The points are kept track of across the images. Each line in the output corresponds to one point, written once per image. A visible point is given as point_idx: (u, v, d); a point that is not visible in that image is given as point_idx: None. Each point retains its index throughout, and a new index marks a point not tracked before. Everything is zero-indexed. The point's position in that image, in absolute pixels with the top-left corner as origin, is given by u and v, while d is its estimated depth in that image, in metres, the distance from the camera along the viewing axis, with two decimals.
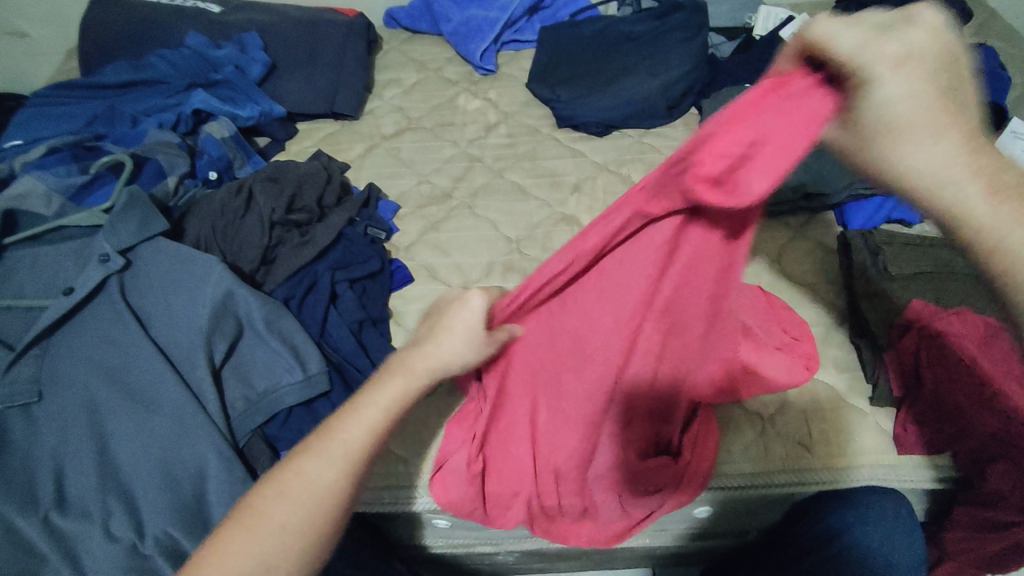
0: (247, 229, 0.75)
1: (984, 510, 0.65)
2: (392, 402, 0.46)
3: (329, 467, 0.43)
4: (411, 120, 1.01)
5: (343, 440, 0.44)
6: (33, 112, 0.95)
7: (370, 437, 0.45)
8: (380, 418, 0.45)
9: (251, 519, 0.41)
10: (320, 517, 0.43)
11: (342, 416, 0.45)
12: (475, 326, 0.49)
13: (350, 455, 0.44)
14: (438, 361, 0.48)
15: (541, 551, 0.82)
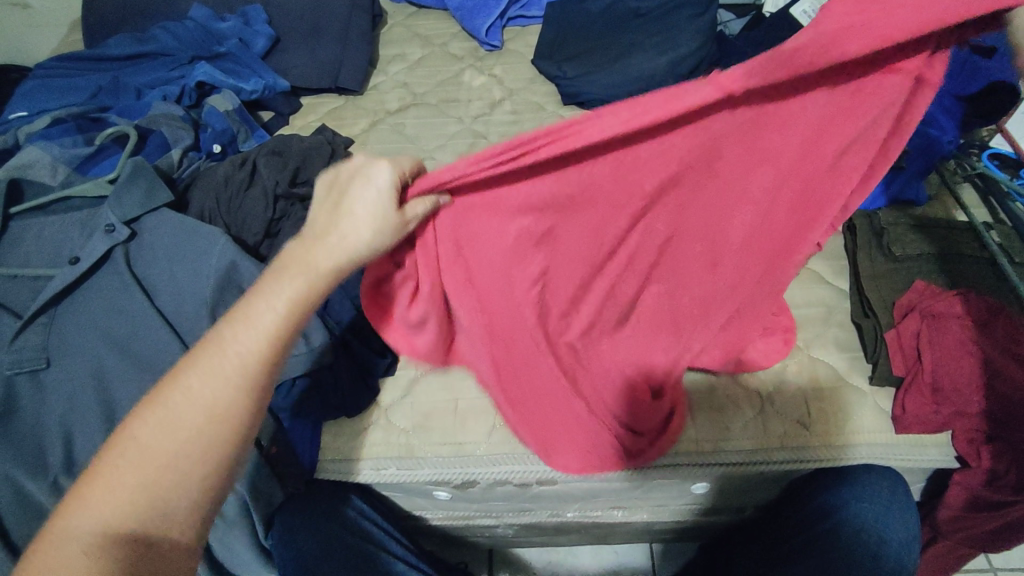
0: (250, 202, 0.75)
1: (979, 490, 0.65)
2: (288, 303, 0.44)
3: (223, 379, 0.42)
4: (415, 96, 1.01)
5: (232, 353, 0.43)
6: (37, 83, 0.95)
7: (263, 345, 0.43)
8: (273, 325, 0.44)
9: (137, 440, 0.40)
10: (217, 429, 0.41)
11: (234, 324, 0.44)
12: (379, 206, 0.46)
13: (243, 362, 0.42)
14: (345, 250, 0.46)
15: (540, 525, 0.84)
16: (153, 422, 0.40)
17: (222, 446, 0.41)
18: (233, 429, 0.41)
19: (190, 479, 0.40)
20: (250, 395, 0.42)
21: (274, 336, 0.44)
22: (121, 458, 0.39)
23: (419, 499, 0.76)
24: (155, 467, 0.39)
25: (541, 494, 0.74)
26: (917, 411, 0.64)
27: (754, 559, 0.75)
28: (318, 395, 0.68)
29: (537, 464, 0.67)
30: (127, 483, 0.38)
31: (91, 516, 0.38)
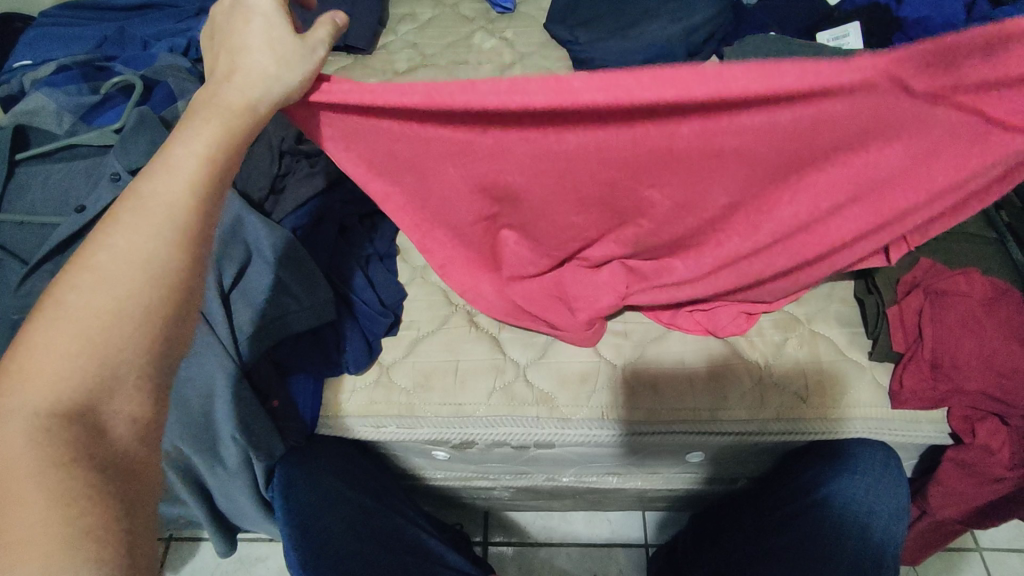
0: (257, 157, 0.74)
1: (974, 467, 0.66)
2: (212, 140, 0.43)
3: (156, 234, 0.39)
4: (424, 57, 0.99)
5: (162, 200, 0.40)
6: (42, 31, 0.93)
7: (193, 189, 0.42)
8: (202, 168, 0.43)
9: (68, 304, 0.36)
10: (159, 285, 0.38)
11: (153, 174, 0.41)
12: (271, 36, 0.46)
13: (174, 213, 0.40)
14: (243, 91, 0.45)
15: (536, 488, 0.85)
16: (85, 284, 0.37)
17: (167, 307, 0.39)
18: (179, 287, 0.39)
19: (139, 342, 0.37)
20: (192, 251, 0.40)
21: (200, 186, 0.42)
22: (51, 325, 0.35)
23: (418, 458, 0.78)
24: (89, 332, 0.36)
25: (539, 457, 0.75)
26: (914, 386, 0.65)
27: (746, 528, 0.77)
28: (318, 349, 0.70)
29: (535, 426, 0.68)
30: (65, 347, 0.35)
31: (30, 390, 0.34)
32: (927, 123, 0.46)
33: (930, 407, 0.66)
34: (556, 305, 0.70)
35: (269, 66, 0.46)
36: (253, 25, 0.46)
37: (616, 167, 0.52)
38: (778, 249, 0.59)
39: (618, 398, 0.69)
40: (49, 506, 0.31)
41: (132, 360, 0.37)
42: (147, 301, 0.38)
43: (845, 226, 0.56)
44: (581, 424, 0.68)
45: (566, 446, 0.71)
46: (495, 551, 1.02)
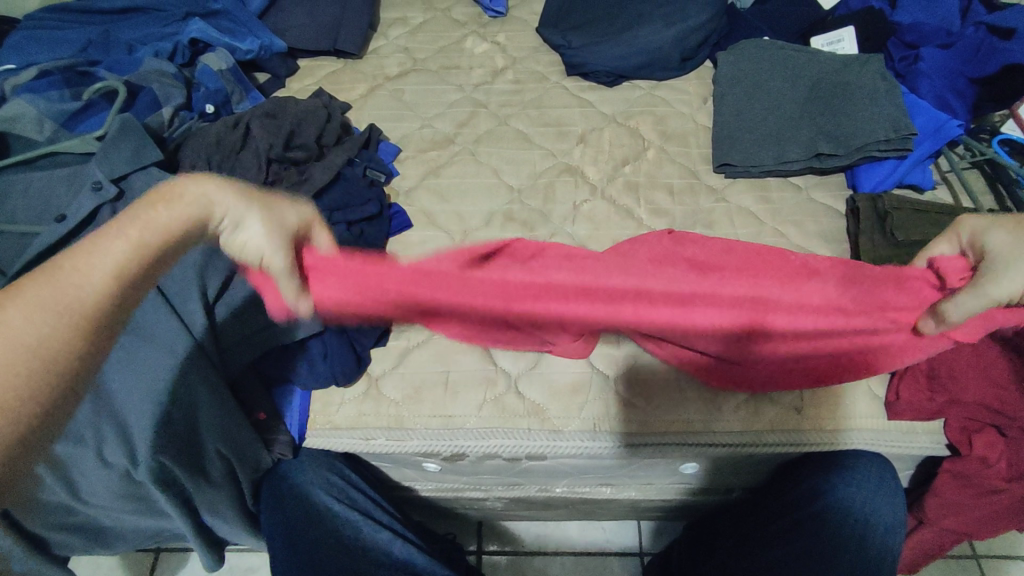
0: (243, 165, 0.75)
1: (971, 478, 0.65)
2: (142, 241, 0.43)
3: (49, 323, 0.38)
4: (415, 62, 0.98)
5: (79, 286, 0.40)
6: (24, 34, 0.91)
7: (113, 277, 0.42)
8: (130, 256, 0.42)
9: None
10: (30, 380, 0.37)
11: (70, 259, 0.41)
12: (277, 222, 0.53)
13: (72, 301, 0.40)
14: (240, 250, 0.52)
15: (529, 499, 0.84)
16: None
17: (33, 405, 0.37)
18: (48, 384, 0.37)
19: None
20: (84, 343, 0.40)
21: (121, 279, 0.42)
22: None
23: (408, 470, 0.76)
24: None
25: (530, 469, 0.74)
26: (904, 392, 0.65)
27: (737, 539, 0.76)
28: (305, 359, 0.69)
29: (526, 438, 0.67)
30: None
31: None
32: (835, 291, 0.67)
33: (925, 418, 0.66)
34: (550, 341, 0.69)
35: (252, 243, 0.52)
36: (287, 209, 0.54)
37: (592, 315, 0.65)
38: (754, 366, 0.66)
39: (612, 408, 0.68)
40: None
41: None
42: (18, 403, 0.36)
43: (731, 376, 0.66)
44: (572, 436, 0.67)
45: (557, 458, 0.70)
46: (488, 560, 1.01)
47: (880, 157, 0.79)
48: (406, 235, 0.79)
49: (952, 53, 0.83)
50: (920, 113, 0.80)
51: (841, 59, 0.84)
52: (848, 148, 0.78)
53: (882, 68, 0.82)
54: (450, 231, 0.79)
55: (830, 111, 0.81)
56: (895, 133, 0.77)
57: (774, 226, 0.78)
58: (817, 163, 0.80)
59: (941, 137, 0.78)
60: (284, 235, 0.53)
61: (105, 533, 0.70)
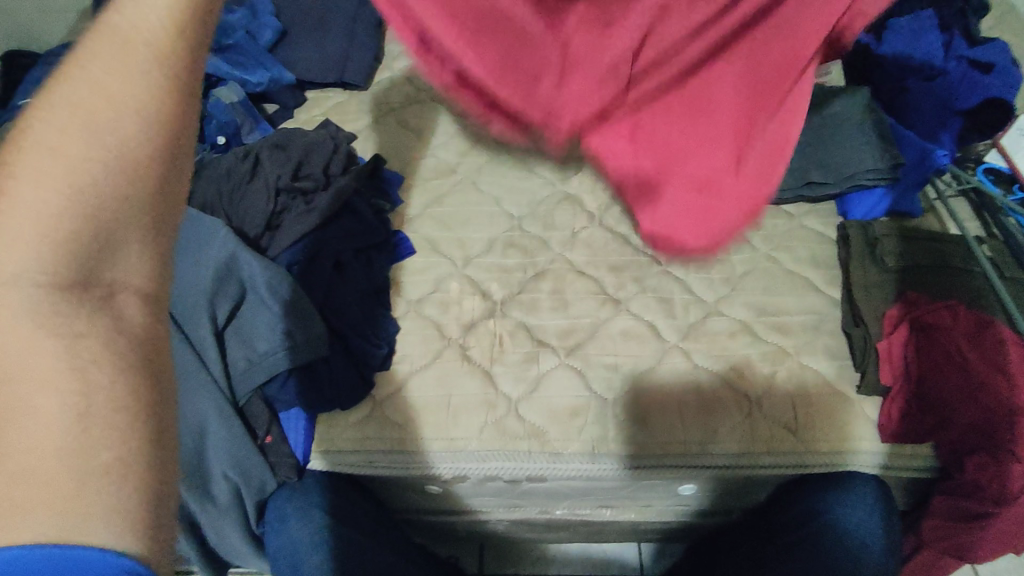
0: (253, 195, 0.77)
1: (962, 500, 0.66)
2: (173, 1, 0.32)
3: (123, 84, 0.31)
4: (419, 92, 1.02)
5: (141, 36, 0.32)
6: (47, 69, 0.95)
7: (170, 31, 0.32)
8: (176, 8, 0.32)
9: (24, 180, 0.29)
10: (125, 149, 0.30)
11: (115, 16, 0.32)
12: None
13: (145, 62, 0.31)
14: None
15: (531, 520, 0.85)
16: (35, 155, 0.30)
17: (137, 170, 0.31)
18: (148, 155, 0.31)
19: (119, 217, 0.30)
20: (174, 110, 0.32)
21: (177, 39, 0.32)
22: (21, 186, 0.29)
23: (411, 492, 0.77)
24: (41, 211, 0.29)
25: (531, 490, 0.75)
26: (890, 410, 0.67)
27: (738, 559, 0.76)
28: (311, 383, 0.70)
29: (526, 461, 0.68)
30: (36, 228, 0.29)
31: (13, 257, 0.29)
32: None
33: (917, 442, 0.67)
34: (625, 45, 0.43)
35: None
36: None
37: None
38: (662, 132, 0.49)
39: (609, 430, 0.69)
40: (51, 430, 0.28)
41: (122, 229, 0.31)
42: (121, 180, 0.30)
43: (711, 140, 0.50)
44: (571, 459, 0.68)
45: (557, 480, 0.71)
46: None
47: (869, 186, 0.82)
48: (409, 261, 0.82)
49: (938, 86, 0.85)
50: (907, 144, 0.83)
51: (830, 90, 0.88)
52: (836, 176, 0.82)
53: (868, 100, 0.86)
54: (452, 257, 0.82)
55: (819, 140, 0.84)
56: (882, 162, 0.80)
57: (765, 253, 0.81)
58: (807, 190, 0.84)
59: (927, 168, 0.82)
60: None
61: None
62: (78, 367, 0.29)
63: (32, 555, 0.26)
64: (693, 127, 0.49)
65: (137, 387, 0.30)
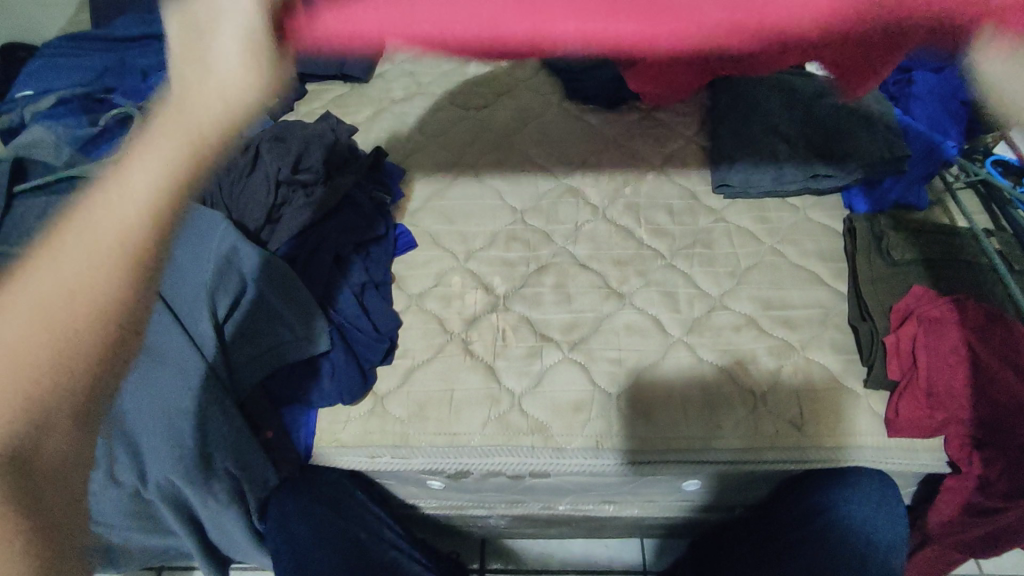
0: (253, 188, 0.76)
1: (970, 496, 0.66)
2: (169, 163, 0.36)
3: (79, 265, 0.33)
4: (420, 85, 1.01)
5: (127, 191, 0.35)
6: (44, 62, 0.94)
7: (157, 195, 0.36)
8: (170, 168, 0.36)
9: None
10: (57, 324, 0.32)
11: (97, 198, 0.35)
12: (260, 37, 0.39)
13: (106, 252, 0.34)
14: (222, 101, 0.38)
15: (532, 516, 0.84)
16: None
17: (65, 351, 0.32)
18: (104, 323, 0.33)
19: (17, 391, 0.31)
20: (123, 284, 0.34)
21: (145, 217, 0.35)
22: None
23: (413, 488, 0.77)
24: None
25: (534, 486, 0.74)
26: (902, 407, 0.66)
27: (743, 556, 0.76)
28: (313, 378, 0.70)
29: (529, 456, 0.68)
30: None
31: None
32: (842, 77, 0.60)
33: (927, 437, 0.66)
34: None
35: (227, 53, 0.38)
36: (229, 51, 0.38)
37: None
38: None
39: (613, 425, 0.68)
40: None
41: (55, 397, 0.32)
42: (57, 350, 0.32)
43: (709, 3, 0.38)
44: (575, 454, 0.67)
45: (560, 475, 0.70)
46: None
47: (875, 179, 0.82)
48: (411, 255, 0.81)
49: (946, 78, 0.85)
50: (914, 137, 0.82)
51: (837, 81, 0.87)
52: (845, 169, 0.80)
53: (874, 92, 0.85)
54: (454, 251, 0.81)
55: (825, 132, 0.83)
56: (890, 155, 0.78)
57: (770, 247, 0.80)
58: (813, 184, 0.82)
59: (935, 160, 0.80)
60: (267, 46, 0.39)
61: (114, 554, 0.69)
62: None
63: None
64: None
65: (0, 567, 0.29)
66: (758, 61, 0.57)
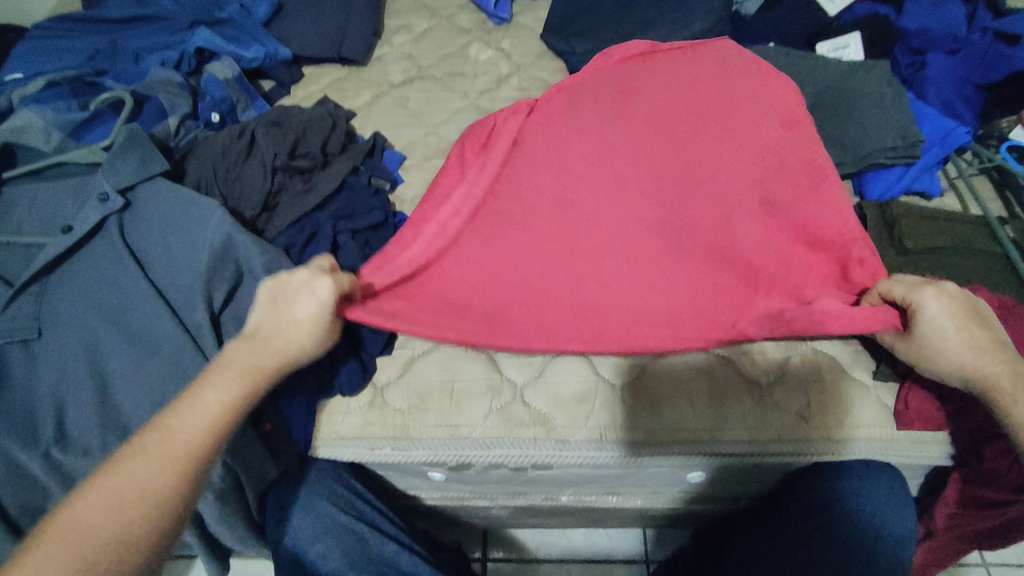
0: (248, 174, 0.75)
1: (982, 489, 0.64)
2: (239, 386, 0.50)
3: (159, 472, 0.45)
4: (420, 69, 0.98)
5: (207, 402, 0.48)
6: (34, 44, 0.91)
7: (230, 401, 0.49)
8: (232, 403, 0.49)
9: (95, 498, 0.43)
10: (144, 515, 0.44)
11: (178, 414, 0.47)
12: (324, 314, 0.55)
13: (171, 471, 0.45)
14: (286, 347, 0.53)
15: (534, 507, 0.84)
16: (106, 484, 0.44)
17: (147, 526, 0.44)
18: (173, 485, 0.45)
19: (126, 546, 0.43)
20: (209, 451, 0.47)
21: (217, 428, 0.48)
22: (91, 498, 0.43)
23: (414, 479, 0.76)
24: (92, 519, 0.42)
25: (537, 478, 0.73)
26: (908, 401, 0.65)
27: (746, 549, 0.75)
28: (312, 370, 0.68)
29: (532, 448, 0.67)
30: (111, 503, 0.43)
31: (84, 511, 0.43)
32: (799, 232, 0.70)
33: (936, 430, 0.65)
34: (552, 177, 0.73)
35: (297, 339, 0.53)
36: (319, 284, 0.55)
37: (553, 153, 0.74)
38: (595, 170, 0.72)
39: (616, 417, 0.67)
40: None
41: (136, 530, 0.43)
42: (161, 499, 0.45)
43: (591, 274, 0.69)
44: (578, 446, 0.66)
45: (563, 467, 0.70)
46: (493, 568, 1.01)
47: (886, 165, 0.79)
48: None
49: (959, 60, 0.82)
50: (927, 121, 0.80)
51: (849, 65, 0.84)
52: (857, 154, 0.78)
53: (887, 74, 0.82)
54: None
55: (835, 117, 0.81)
56: (902, 140, 0.76)
57: None
58: None
59: (950, 144, 0.79)
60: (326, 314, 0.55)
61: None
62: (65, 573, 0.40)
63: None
64: (607, 176, 0.72)
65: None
66: (714, 168, 0.71)
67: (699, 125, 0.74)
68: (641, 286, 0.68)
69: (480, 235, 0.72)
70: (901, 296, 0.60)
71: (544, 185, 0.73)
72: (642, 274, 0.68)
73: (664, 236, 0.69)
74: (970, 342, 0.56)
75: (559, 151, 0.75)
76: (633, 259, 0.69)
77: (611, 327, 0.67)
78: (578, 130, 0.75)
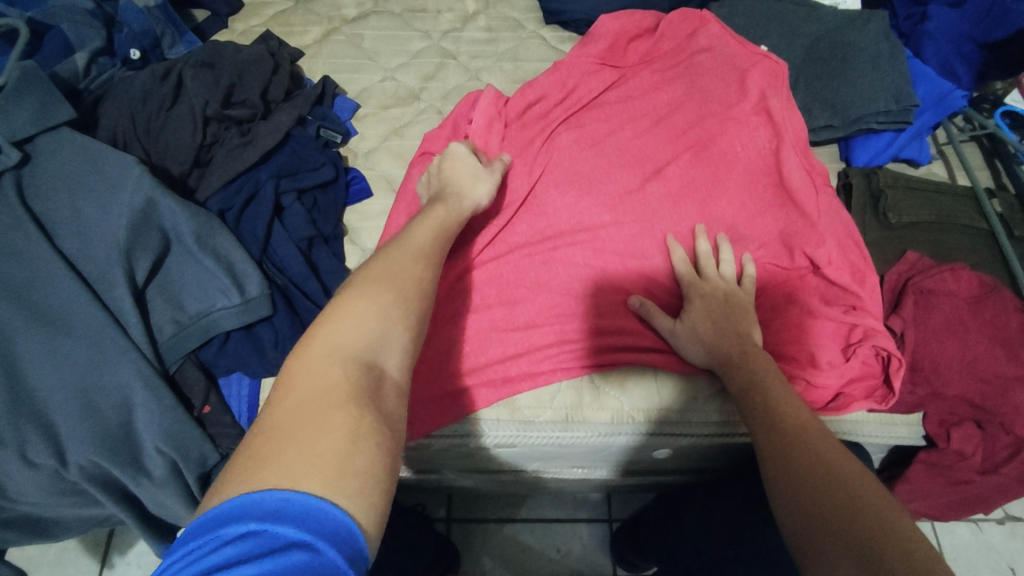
0: (175, 124, 0.66)
1: (950, 471, 0.62)
2: (443, 219, 0.55)
3: (420, 265, 0.45)
4: (376, 2, 0.88)
5: (423, 228, 0.52)
6: None
7: (438, 231, 0.53)
8: (440, 232, 0.53)
9: (363, 297, 0.39)
10: (413, 312, 0.41)
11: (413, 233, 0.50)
12: (475, 169, 0.63)
13: (419, 282, 0.43)
14: (466, 199, 0.60)
15: (498, 477, 0.81)
16: (366, 287, 0.40)
17: (415, 336, 0.40)
18: (429, 276, 0.45)
19: (394, 349, 0.38)
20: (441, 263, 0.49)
21: (438, 243, 0.51)
22: (358, 297, 0.39)
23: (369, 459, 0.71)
24: (385, 284, 0.41)
25: (500, 454, 0.70)
26: (846, 371, 0.59)
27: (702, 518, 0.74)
28: (255, 350, 0.61)
29: (495, 429, 0.62)
30: (399, 275, 0.43)
31: (370, 276, 0.42)
32: (775, 232, 0.67)
33: (911, 412, 0.62)
34: (521, 185, 0.70)
35: (479, 193, 0.62)
36: (460, 148, 0.64)
37: (527, 161, 0.72)
38: (573, 179, 0.71)
39: (583, 397, 0.63)
40: (341, 436, 0.31)
41: (416, 300, 0.42)
42: (422, 280, 0.44)
43: (559, 292, 0.66)
44: (544, 427, 0.62)
45: (526, 448, 0.65)
46: (457, 527, 1.00)
47: (877, 129, 0.75)
48: (364, 204, 0.71)
49: (961, 15, 0.77)
50: (922, 82, 0.75)
51: (845, 15, 0.78)
52: (846, 117, 0.73)
53: (885, 27, 0.76)
54: None
55: (827, 74, 0.75)
56: (895, 104, 0.72)
57: None
58: (811, 135, 0.76)
59: (944, 109, 0.74)
60: (480, 174, 0.63)
61: (48, 524, 0.57)
62: (365, 318, 0.38)
63: (272, 501, 0.27)
64: (586, 181, 0.70)
65: (380, 460, 0.32)
66: (695, 183, 0.70)
67: (667, 139, 0.73)
68: (616, 313, 0.66)
69: (451, 289, 0.66)
70: (686, 281, 0.63)
71: (516, 193, 0.70)
72: (607, 295, 0.66)
73: (634, 260, 0.67)
74: (699, 300, 0.61)
75: (528, 161, 0.72)
76: (597, 271, 0.67)
77: (580, 343, 0.64)
78: (546, 150, 0.72)
